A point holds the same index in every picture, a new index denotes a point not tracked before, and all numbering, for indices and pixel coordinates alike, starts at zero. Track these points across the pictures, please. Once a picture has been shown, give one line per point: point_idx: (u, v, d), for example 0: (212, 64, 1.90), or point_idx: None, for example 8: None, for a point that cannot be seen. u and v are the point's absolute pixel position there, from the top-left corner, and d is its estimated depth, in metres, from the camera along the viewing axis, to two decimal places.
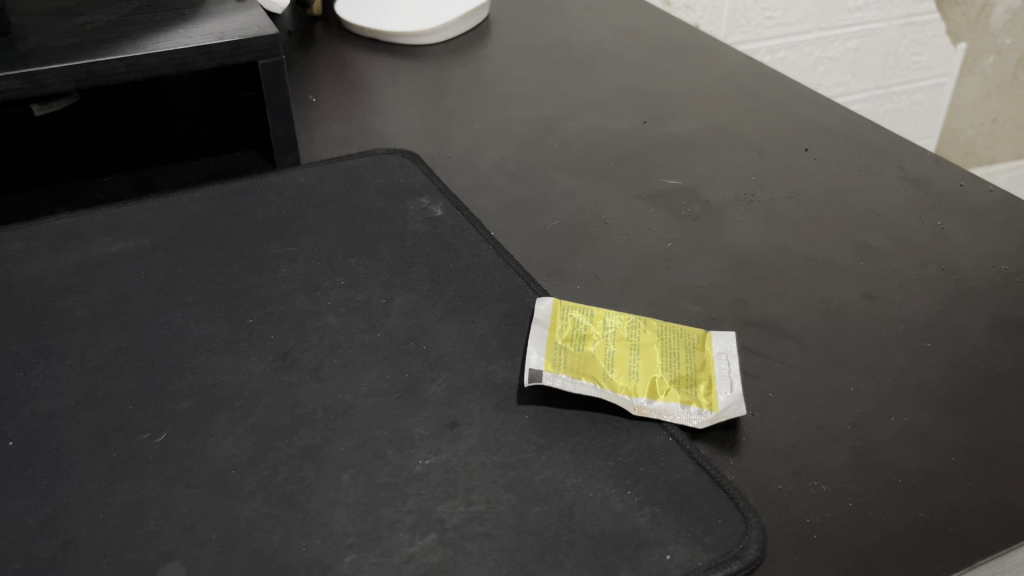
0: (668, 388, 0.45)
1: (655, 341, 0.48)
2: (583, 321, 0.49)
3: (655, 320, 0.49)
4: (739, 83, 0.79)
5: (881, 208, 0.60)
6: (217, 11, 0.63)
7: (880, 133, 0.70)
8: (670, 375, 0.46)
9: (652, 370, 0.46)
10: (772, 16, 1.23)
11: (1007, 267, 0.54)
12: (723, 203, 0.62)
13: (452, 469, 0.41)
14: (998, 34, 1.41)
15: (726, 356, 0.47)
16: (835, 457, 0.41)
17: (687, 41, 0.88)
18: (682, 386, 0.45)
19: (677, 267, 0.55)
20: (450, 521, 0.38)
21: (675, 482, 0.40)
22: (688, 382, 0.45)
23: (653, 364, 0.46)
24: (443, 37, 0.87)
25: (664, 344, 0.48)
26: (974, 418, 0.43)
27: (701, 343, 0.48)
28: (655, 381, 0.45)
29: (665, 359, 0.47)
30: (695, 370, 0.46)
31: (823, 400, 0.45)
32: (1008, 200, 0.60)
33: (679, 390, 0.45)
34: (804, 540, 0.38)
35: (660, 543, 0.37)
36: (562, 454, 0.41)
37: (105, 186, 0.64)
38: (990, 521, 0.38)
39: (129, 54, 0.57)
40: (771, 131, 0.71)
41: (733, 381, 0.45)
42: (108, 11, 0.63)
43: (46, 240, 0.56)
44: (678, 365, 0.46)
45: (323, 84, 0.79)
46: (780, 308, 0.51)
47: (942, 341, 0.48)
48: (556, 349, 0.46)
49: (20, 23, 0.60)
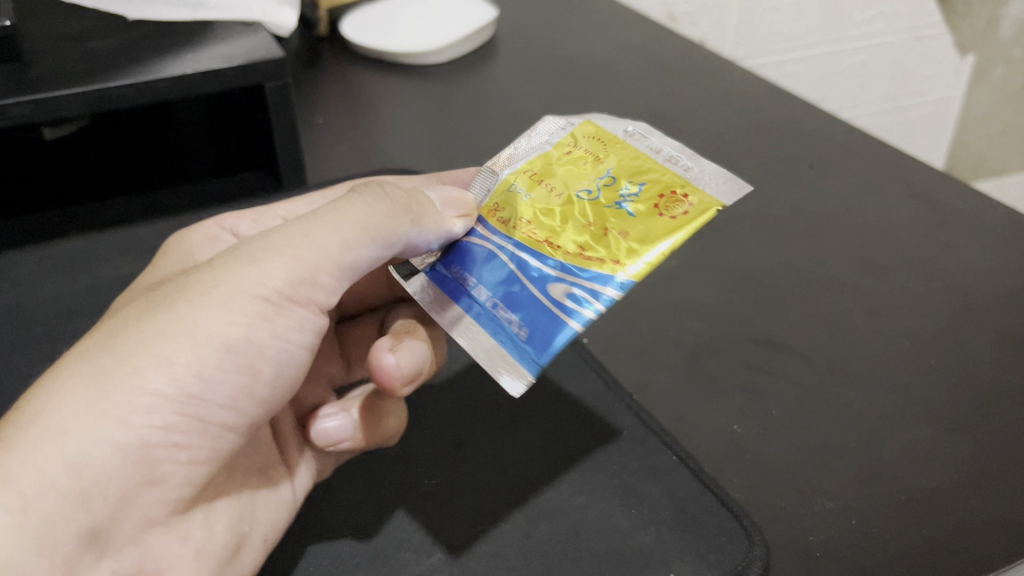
0: (558, 170, 0.46)
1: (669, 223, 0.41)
2: (573, 214, 0.44)
3: (647, 200, 0.43)
4: (743, 101, 0.79)
5: (885, 224, 0.60)
6: (225, 36, 0.64)
7: (884, 149, 0.70)
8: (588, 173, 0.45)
9: (573, 164, 0.46)
10: (778, 31, 1.22)
11: (1011, 282, 0.54)
12: (727, 220, 0.62)
13: (458, 488, 0.41)
14: (1005, 46, 1.40)
15: (678, 161, 0.44)
16: (838, 475, 0.41)
17: (692, 58, 0.88)
18: (568, 163, 0.46)
19: (681, 284, 0.55)
20: (457, 540, 0.39)
21: (679, 499, 0.40)
22: (584, 160, 0.46)
23: (579, 167, 0.46)
24: (448, 57, 0.87)
25: (624, 168, 0.45)
26: (977, 433, 0.43)
27: (712, 195, 0.41)
28: (564, 180, 0.45)
29: (628, 199, 0.43)
30: (627, 161, 0.45)
31: (827, 416, 0.45)
32: (1012, 215, 0.60)
33: (556, 162, 0.47)
34: (808, 557, 0.38)
35: (665, 561, 0.37)
36: (567, 473, 0.42)
37: (115, 209, 0.65)
38: (994, 536, 0.38)
39: (138, 79, 0.58)
40: (775, 148, 0.71)
41: (608, 129, 0.48)
42: (119, 35, 0.64)
43: (61, 264, 0.58)
44: (620, 182, 0.44)
45: (331, 105, 0.80)
46: (783, 325, 0.51)
47: (945, 357, 0.48)
48: (507, 213, 0.45)
49: (31, 49, 0.61)
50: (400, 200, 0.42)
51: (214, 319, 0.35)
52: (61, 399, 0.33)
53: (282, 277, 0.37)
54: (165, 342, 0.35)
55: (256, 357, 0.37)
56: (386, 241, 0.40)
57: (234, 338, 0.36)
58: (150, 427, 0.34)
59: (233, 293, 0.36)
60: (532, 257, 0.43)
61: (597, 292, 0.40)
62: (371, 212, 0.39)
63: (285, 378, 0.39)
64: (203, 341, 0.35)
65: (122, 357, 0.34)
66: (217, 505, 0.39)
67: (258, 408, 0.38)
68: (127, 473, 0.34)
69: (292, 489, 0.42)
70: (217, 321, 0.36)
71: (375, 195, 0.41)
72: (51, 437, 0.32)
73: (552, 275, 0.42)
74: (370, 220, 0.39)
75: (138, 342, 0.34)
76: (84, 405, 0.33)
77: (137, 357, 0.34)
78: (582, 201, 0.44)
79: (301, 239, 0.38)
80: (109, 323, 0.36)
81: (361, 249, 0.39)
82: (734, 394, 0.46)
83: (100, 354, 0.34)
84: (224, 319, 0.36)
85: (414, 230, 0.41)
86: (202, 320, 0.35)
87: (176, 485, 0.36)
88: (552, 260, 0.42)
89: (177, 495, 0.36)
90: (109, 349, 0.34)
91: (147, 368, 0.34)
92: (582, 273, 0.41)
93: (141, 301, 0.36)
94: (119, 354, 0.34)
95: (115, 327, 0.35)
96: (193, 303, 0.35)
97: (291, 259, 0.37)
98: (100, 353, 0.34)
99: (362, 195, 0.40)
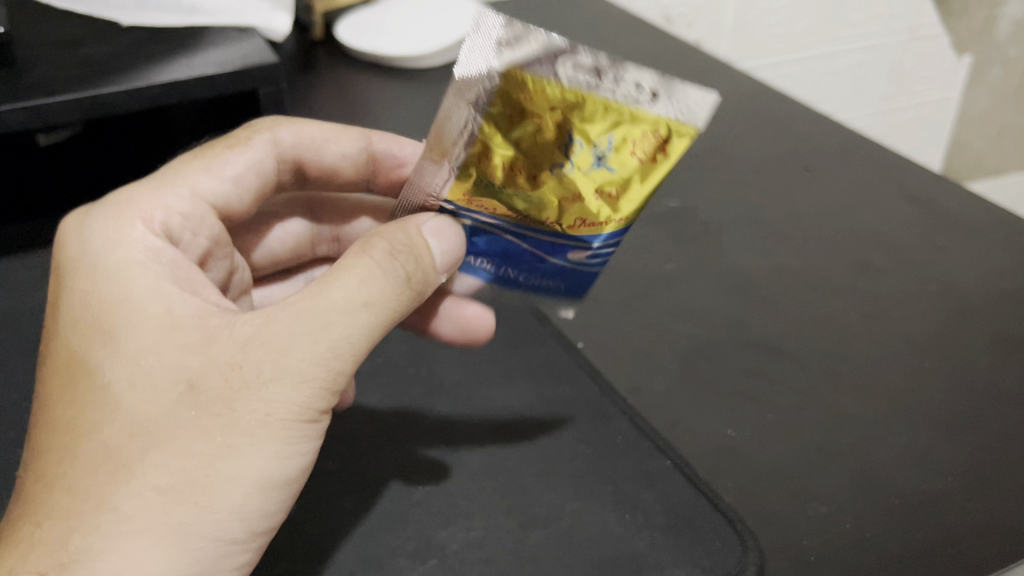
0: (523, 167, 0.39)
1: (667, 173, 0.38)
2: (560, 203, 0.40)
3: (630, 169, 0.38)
4: (738, 103, 0.80)
5: (881, 226, 0.60)
6: (218, 43, 0.64)
7: (878, 151, 0.70)
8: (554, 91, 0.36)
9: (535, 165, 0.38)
10: (774, 33, 1.22)
11: (1006, 284, 0.54)
12: (723, 223, 0.62)
13: (451, 493, 0.41)
14: (1001, 47, 1.40)
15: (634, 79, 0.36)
16: (834, 479, 0.41)
17: (687, 61, 0.88)
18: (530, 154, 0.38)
19: (676, 288, 0.55)
20: (450, 547, 0.39)
21: (674, 505, 0.40)
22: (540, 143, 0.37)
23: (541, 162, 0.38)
24: (443, 60, 0.87)
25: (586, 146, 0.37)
26: (971, 435, 0.43)
27: (684, 118, 0.36)
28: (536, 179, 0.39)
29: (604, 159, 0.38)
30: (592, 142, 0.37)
31: (821, 421, 0.44)
32: (1006, 216, 0.61)
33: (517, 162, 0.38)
34: (802, 562, 0.37)
35: (658, 566, 0.37)
36: (561, 478, 0.42)
37: None
38: (989, 540, 0.38)
39: (131, 85, 0.58)
40: (770, 150, 0.71)
41: (539, 57, 0.35)
42: (112, 42, 0.64)
43: None
44: (592, 138, 0.37)
45: (326, 109, 0.80)
46: (778, 328, 0.51)
47: (940, 360, 0.48)
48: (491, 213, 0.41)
49: (25, 56, 0.61)
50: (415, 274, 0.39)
51: (261, 461, 0.35)
52: (145, 565, 0.33)
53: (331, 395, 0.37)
54: (217, 497, 0.34)
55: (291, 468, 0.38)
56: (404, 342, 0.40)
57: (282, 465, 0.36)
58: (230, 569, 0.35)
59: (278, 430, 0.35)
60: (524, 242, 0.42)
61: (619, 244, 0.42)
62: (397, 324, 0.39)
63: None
64: (270, 483, 0.36)
65: (198, 515, 0.34)
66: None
67: None
68: None
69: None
70: (287, 460, 0.36)
71: (402, 302, 0.39)
72: None
73: (571, 245, 0.41)
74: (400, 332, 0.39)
75: (213, 495, 0.34)
76: (169, 567, 0.33)
77: (217, 512, 0.34)
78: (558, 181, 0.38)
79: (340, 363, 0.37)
80: (136, 452, 0.34)
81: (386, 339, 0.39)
82: (728, 398, 0.46)
83: (171, 504, 0.34)
84: (282, 458, 0.36)
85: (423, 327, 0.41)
86: (252, 464, 0.35)
87: None
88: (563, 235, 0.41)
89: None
90: (153, 499, 0.33)
91: (225, 521, 0.34)
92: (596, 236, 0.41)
93: (182, 425, 0.34)
94: (192, 509, 0.34)
95: (153, 465, 0.34)
96: (235, 452, 0.35)
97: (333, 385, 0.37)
98: (170, 504, 0.34)
99: (389, 281, 0.38)
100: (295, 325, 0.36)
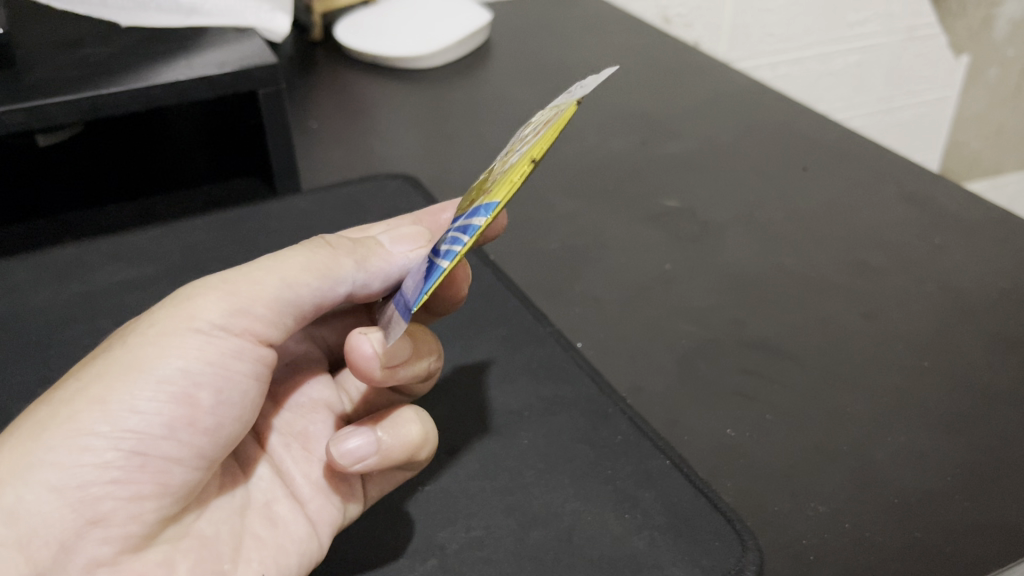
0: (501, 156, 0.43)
1: (544, 141, 0.32)
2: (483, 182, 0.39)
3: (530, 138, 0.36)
4: (736, 103, 0.80)
5: (879, 225, 0.60)
6: (217, 44, 0.64)
7: (877, 151, 0.70)
8: (539, 116, 0.40)
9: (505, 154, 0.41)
10: (772, 33, 1.22)
11: (1005, 283, 0.54)
12: (722, 223, 0.62)
13: (451, 495, 0.41)
14: (999, 47, 1.40)
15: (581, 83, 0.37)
16: (832, 479, 0.41)
17: (686, 61, 0.89)
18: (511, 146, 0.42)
19: (675, 288, 0.55)
20: (450, 547, 0.39)
21: (673, 504, 0.40)
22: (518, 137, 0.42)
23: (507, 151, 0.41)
24: (442, 60, 0.87)
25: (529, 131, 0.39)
26: (970, 435, 0.43)
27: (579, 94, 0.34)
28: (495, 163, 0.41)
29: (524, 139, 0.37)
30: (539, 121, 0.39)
31: (820, 420, 0.45)
32: (1005, 215, 0.61)
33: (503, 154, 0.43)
34: (801, 562, 0.38)
35: (658, 566, 0.37)
36: (560, 478, 0.42)
37: (108, 215, 0.66)
38: (989, 539, 0.38)
39: (131, 86, 0.58)
40: (769, 150, 0.71)
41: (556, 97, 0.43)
42: (112, 42, 0.64)
43: (54, 271, 0.57)
44: (528, 129, 0.38)
45: (325, 110, 0.80)
46: (777, 328, 0.51)
47: (939, 360, 0.48)
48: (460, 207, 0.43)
49: (25, 57, 0.61)
50: (340, 245, 0.41)
51: (145, 355, 0.36)
52: (3, 451, 0.34)
53: (215, 311, 0.38)
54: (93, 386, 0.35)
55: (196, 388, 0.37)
56: (329, 282, 0.40)
57: (171, 371, 0.36)
58: (89, 465, 0.34)
59: (168, 330, 0.37)
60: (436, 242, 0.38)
61: (467, 225, 0.32)
62: (310, 253, 0.40)
63: (229, 404, 0.38)
64: (146, 378, 0.36)
65: (61, 405, 0.35)
66: (183, 543, 0.37)
67: (206, 439, 0.38)
68: (71, 513, 0.34)
69: (310, 526, 0.41)
70: (153, 358, 0.36)
71: (315, 242, 0.41)
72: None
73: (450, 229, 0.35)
74: (308, 260, 0.39)
75: (75, 389, 0.35)
76: (33, 452, 0.34)
77: (75, 403, 0.35)
78: (494, 167, 0.39)
79: (237, 279, 0.38)
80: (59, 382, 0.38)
81: (301, 288, 0.39)
82: (728, 398, 0.46)
83: (55, 401, 0.35)
84: (162, 355, 0.36)
85: (356, 269, 0.41)
86: (138, 358, 0.36)
87: (125, 523, 0.35)
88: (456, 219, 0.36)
89: (126, 532, 0.35)
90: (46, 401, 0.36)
91: (82, 410, 0.35)
92: (462, 217, 0.35)
93: (95, 351, 0.38)
94: (59, 405, 0.35)
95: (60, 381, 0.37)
96: (122, 352, 0.36)
97: (225, 294, 0.38)
98: (55, 400, 0.35)
99: (310, 246, 0.40)
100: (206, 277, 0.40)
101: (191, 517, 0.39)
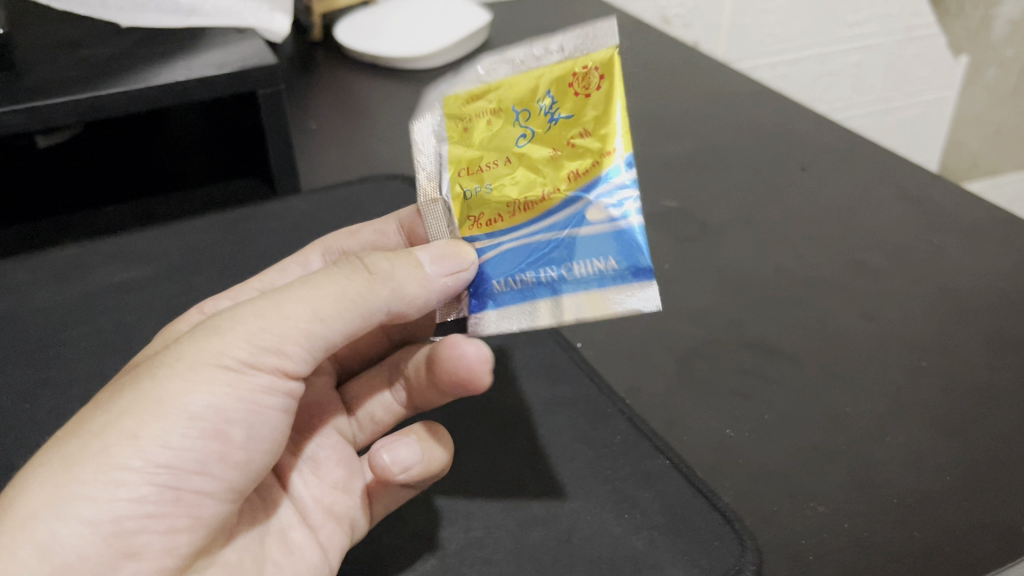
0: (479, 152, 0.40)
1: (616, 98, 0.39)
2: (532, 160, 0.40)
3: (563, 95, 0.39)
4: (735, 103, 0.80)
5: (877, 225, 0.61)
6: (216, 44, 0.64)
7: (876, 151, 0.70)
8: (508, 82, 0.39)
9: (498, 147, 0.40)
10: (771, 33, 1.22)
11: (1004, 283, 0.54)
12: (721, 223, 0.62)
13: (450, 495, 0.42)
14: (998, 46, 1.40)
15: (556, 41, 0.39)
16: (831, 478, 0.41)
17: (685, 61, 0.89)
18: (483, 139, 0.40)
19: (674, 289, 0.55)
20: (450, 547, 0.39)
21: (672, 504, 0.40)
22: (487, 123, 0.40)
23: (498, 140, 0.40)
24: (442, 60, 0.87)
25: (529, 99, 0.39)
26: (968, 435, 0.44)
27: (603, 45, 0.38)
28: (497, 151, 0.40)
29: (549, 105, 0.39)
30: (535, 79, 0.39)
31: (818, 420, 0.45)
32: (1004, 215, 0.61)
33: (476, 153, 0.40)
34: (799, 561, 0.38)
35: (657, 566, 0.37)
36: (559, 479, 0.42)
37: (107, 216, 0.66)
38: (986, 539, 0.38)
39: (131, 87, 0.58)
40: (768, 150, 0.71)
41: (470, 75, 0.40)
42: (112, 43, 0.64)
43: (54, 272, 0.57)
44: (534, 99, 0.39)
45: (325, 111, 0.80)
46: (776, 329, 0.51)
47: (937, 360, 0.48)
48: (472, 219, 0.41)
49: (25, 57, 0.61)
50: (376, 266, 0.39)
51: (175, 391, 0.36)
52: (35, 485, 0.34)
53: (243, 347, 0.37)
54: (122, 423, 0.35)
55: (225, 423, 0.37)
56: (363, 312, 0.39)
57: (201, 408, 0.36)
58: (122, 501, 0.34)
59: (196, 365, 0.36)
60: (539, 236, 0.40)
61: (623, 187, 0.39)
62: (342, 283, 0.38)
63: (259, 439, 0.39)
64: (177, 417, 0.35)
65: (89, 439, 0.35)
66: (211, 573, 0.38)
67: (235, 473, 0.38)
68: (103, 548, 0.34)
69: (321, 552, 0.40)
70: (184, 393, 0.36)
71: (349, 266, 0.39)
72: (23, 522, 0.33)
73: (580, 203, 0.40)
74: (341, 290, 0.38)
75: (104, 422, 0.35)
76: (64, 489, 0.34)
77: (105, 437, 0.35)
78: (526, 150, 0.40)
79: (267, 313, 0.37)
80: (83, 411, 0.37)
81: (332, 320, 0.38)
82: (727, 399, 0.46)
83: (82, 436, 0.35)
84: (193, 393, 0.36)
85: (391, 298, 0.39)
86: (167, 395, 0.35)
87: (156, 556, 0.36)
88: (568, 196, 0.40)
89: (159, 566, 0.36)
90: (73, 435, 0.35)
91: (113, 445, 0.34)
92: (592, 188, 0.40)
93: (119, 381, 0.37)
94: (87, 438, 0.35)
95: (84, 413, 0.36)
96: (149, 388, 0.36)
97: (252, 329, 0.37)
98: (81, 436, 0.35)
99: (344, 272, 0.39)
100: (232, 307, 0.38)
101: (219, 547, 0.40)
